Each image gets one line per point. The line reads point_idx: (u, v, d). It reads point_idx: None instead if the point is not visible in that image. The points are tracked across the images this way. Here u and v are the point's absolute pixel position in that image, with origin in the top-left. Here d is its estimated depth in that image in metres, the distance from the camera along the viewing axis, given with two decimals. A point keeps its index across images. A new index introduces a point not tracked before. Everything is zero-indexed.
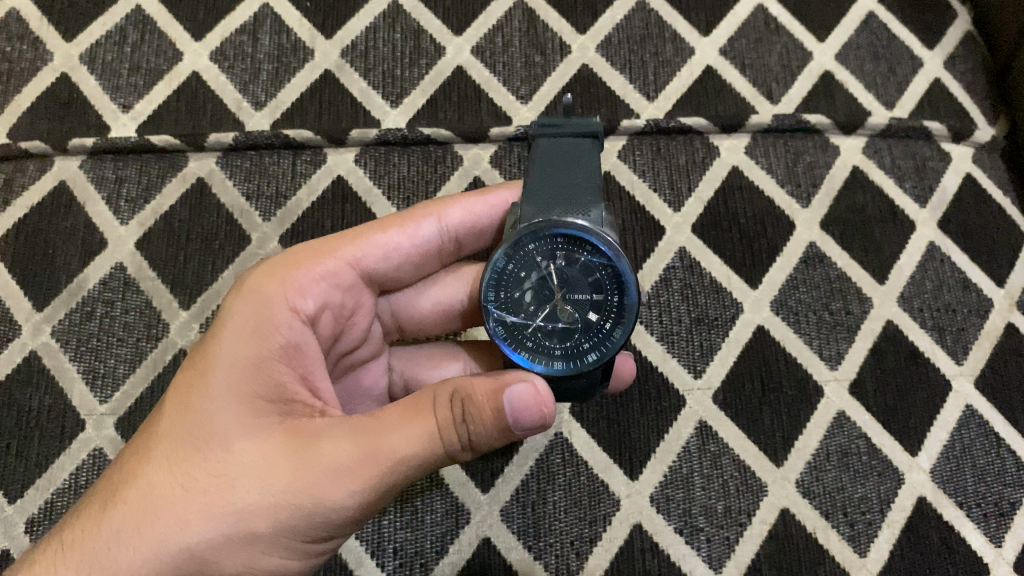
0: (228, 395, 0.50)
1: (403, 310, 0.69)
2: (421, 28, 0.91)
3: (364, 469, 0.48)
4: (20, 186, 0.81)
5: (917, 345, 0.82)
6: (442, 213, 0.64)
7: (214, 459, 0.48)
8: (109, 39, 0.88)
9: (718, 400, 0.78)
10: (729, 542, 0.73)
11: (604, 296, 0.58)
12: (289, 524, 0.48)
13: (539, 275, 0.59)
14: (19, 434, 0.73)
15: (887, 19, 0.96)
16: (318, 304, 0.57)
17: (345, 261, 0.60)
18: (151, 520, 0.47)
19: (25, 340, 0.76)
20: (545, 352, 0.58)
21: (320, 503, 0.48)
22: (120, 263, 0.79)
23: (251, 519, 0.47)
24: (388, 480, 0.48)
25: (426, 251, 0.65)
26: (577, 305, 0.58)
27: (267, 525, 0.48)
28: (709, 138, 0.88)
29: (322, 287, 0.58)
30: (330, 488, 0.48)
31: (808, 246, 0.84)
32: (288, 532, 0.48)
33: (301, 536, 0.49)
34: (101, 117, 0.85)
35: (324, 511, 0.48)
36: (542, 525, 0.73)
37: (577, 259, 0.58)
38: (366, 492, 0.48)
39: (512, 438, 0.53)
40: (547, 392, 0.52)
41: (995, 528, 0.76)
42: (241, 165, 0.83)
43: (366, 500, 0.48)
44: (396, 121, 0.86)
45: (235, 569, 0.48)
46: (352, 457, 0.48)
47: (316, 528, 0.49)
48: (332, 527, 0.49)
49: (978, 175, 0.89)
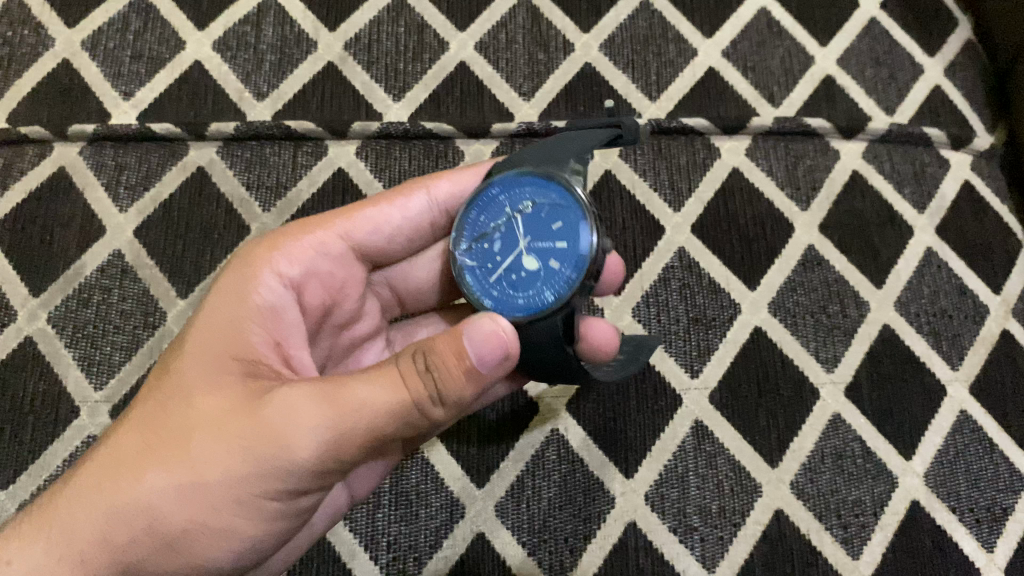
0: (201, 353, 0.51)
1: (399, 280, 0.69)
2: (425, 23, 0.91)
3: (324, 417, 0.46)
4: (19, 171, 0.81)
5: (913, 350, 0.82)
6: (431, 186, 0.63)
7: (177, 412, 0.49)
8: (111, 26, 0.88)
9: (715, 400, 0.78)
10: (723, 542, 0.73)
11: (567, 241, 0.55)
12: (239, 475, 0.46)
13: (506, 223, 0.58)
14: (13, 419, 0.73)
15: (889, 25, 0.97)
16: (301, 271, 0.58)
17: (334, 233, 0.60)
18: (112, 470, 0.48)
19: (21, 325, 0.76)
20: (507, 300, 0.56)
21: (278, 455, 0.46)
22: (118, 251, 0.79)
23: (206, 467, 0.47)
24: (342, 429, 0.46)
25: (417, 226, 0.64)
26: (540, 252, 0.56)
27: (220, 475, 0.46)
28: (710, 139, 0.89)
29: (310, 258, 0.59)
30: (282, 436, 0.46)
31: (807, 249, 0.85)
32: (243, 484, 0.47)
33: (252, 489, 0.47)
34: (102, 104, 0.85)
35: (276, 461, 0.46)
36: (536, 522, 0.73)
37: (544, 206, 0.57)
38: (319, 439, 0.46)
39: (481, 387, 0.48)
40: (511, 336, 0.49)
41: (986, 534, 0.76)
42: (241, 155, 0.83)
43: (326, 454, 0.46)
44: (398, 115, 0.86)
45: (186, 522, 0.47)
46: (312, 408, 0.46)
47: (274, 482, 0.47)
48: (286, 482, 0.47)
49: (977, 183, 0.90)
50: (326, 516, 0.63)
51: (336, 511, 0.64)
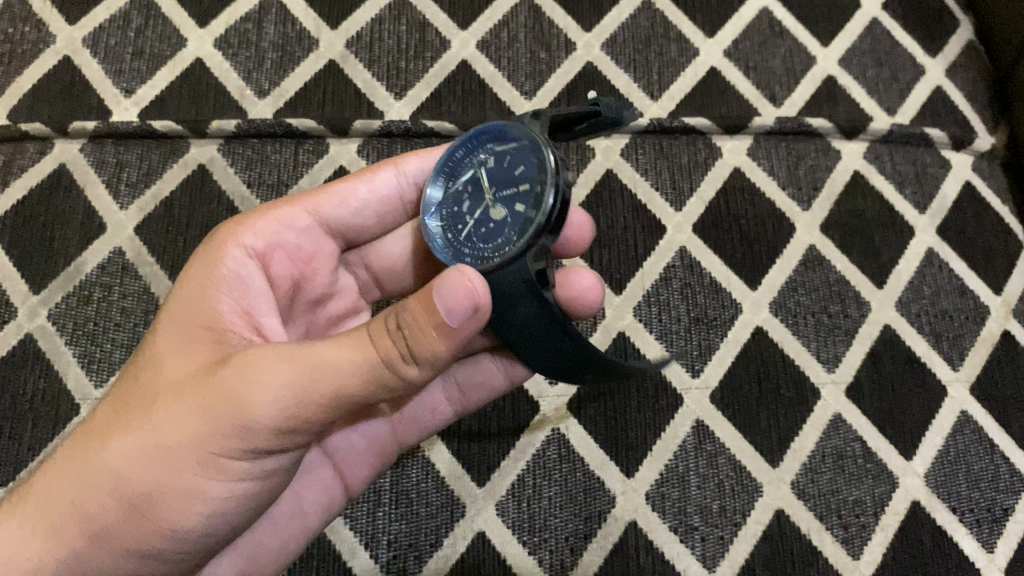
0: (172, 326, 0.52)
1: (373, 258, 0.68)
2: (427, 21, 0.91)
3: (285, 374, 0.45)
4: (19, 168, 0.81)
5: (914, 350, 0.82)
6: (400, 163, 0.63)
7: (147, 382, 0.50)
8: (112, 23, 0.88)
9: (716, 400, 0.78)
10: (723, 542, 0.73)
11: (527, 183, 0.54)
12: (201, 435, 0.46)
13: (473, 182, 0.57)
14: (13, 416, 0.73)
15: (890, 25, 0.97)
16: (270, 244, 0.58)
17: (302, 207, 0.60)
18: (85, 442, 0.49)
19: (22, 323, 0.75)
20: (480, 255, 0.55)
21: (238, 413, 0.45)
22: (119, 248, 0.79)
23: (168, 430, 0.46)
24: (305, 386, 0.45)
25: (387, 202, 0.64)
26: (505, 200, 0.55)
27: (182, 437, 0.46)
28: (711, 139, 0.88)
29: (280, 231, 0.59)
30: (242, 394, 0.45)
31: (808, 249, 0.85)
32: (206, 444, 0.46)
33: (215, 450, 0.46)
34: (103, 101, 0.84)
35: (236, 420, 0.46)
36: (537, 520, 0.73)
37: (505, 156, 0.56)
38: (281, 396, 0.45)
39: (456, 342, 0.46)
40: (483, 286, 0.46)
41: (986, 535, 0.76)
42: (242, 153, 0.83)
43: (288, 411, 0.45)
44: (399, 113, 0.86)
45: (151, 486, 0.46)
46: (273, 366, 0.46)
47: (237, 441, 0.46)
48: (250, 441, 0.46)
49: (978, 183, 0.90)
50: (314, 501, 0.62)
51: (330, 499, 0.63)
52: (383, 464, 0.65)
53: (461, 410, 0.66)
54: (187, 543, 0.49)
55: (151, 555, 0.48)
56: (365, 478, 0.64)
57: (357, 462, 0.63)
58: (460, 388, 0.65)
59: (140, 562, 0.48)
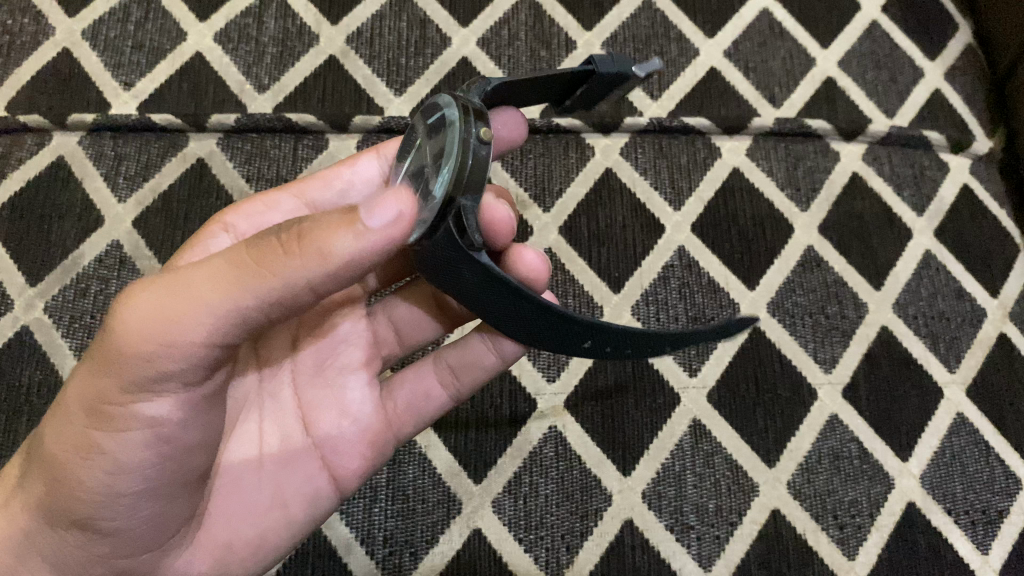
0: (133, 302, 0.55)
1: None
2: (427, 17, 0.91)
3: (160, 306, 0.42)
4: (17, 160, 0.80)
5: (911, 352, 0.82)
6: (379, 147, 0.64)
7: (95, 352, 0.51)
8: (112, 16, 0.88)
9: (713, 399, 0.78)
10: (719, 541, 0.73)
11: (444, 142, 0.46)
12: (99, 379, 0.44)
13: (414, 162, 0.50)
14: (9, 408, 0.72)
15: (890, 28, 0.97)
16: (249, 225, 0.59)
17: (288, 191, 0.61)
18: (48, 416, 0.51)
19: (18, 315, 0.75)
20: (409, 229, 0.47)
21: (122, 350, 0.43)
22: (117, 241, 0.78)
23: (78, 381, 0.46)
24: (190, 304, 0.42)
25: (372, 184, 0.64)
26: (429, 167, 0.46)
27: (86, 385, 0.45)
28: (711, 139, 0.88)
29: (264, 214, 0.60)
30: (126, 324, 0.43)
31: (806, 250, 0.85)
32: (103, 387, 0.44)
33: (114, 392, 0.44)
34: (102, 94, 0.84)
35: (126, 353, 0.43)
36: (533, 518, 0.72)
37: (433, 124, 0.48)
38: (168, 318, 0.42)
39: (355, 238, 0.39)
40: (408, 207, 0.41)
41: (981, 536, 0.76)
42: (241, 147, 0.82)
43: (167, 340, 0.42)
44: (399, 109, 0.86)
45: (65, 440, 0.46)
46: (144, 301, 0.43)
47: (124, 381, 0.43)
48: (146, 373, 0.43)
49: (975, 186, 0.90)
50: (297, 489, 0.57)
51: (315, 490, 0.58)
52: (375, 454, 0.60)
53: (458, 394, 0.63)
54: (113, 506, 0.46)
55: (85, 521, 0.47)
56: (355, 470, 0.59)
57: (344, 452, 0.59)
58: (450, 368, 0.62)
59: (79, 529, 0.47)
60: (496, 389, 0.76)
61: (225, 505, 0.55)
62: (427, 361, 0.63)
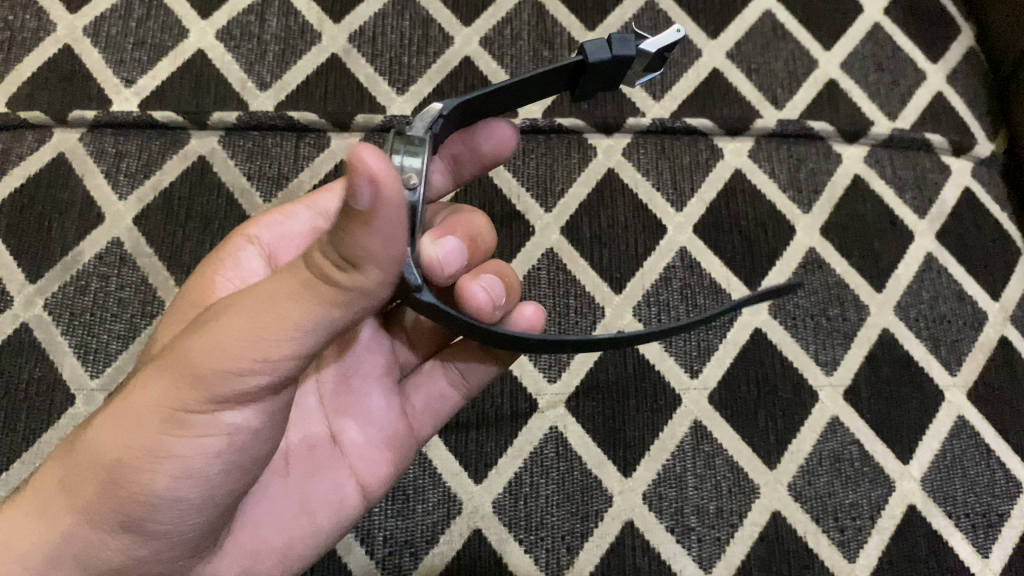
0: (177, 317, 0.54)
1: None
2: (429, 17, 0.91)
3: (239, 318, 0.41)
4: (17, 156, 0.80)
5: (912, 354, 0.82)
6: None
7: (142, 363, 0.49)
8: (114, 13, 0.88)
9: (714, 400, 0.78)
10: (719, 543, 0.73)
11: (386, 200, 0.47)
12: (166, 392, 0.43)
13: None
14: (8, 405, 0.72)
15: (893, 30, 0.97)
16: (273, 237, 0.59)
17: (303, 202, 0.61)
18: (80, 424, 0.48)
19: (18, 312, 0.75)
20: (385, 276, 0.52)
21: (192, 366, 0.42)
22: (117, 238, 0.78)
23: (136, 394, 0.44)
24: (258, 318, 0.40)
25: None
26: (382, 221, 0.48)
27: (148, 397, 0.43)
28: (713, 140, 0.88)
29: (284, 223, 0.59)
30: (197, 342, 0.42)
31: (808, 251, 0.85)
32: (168, 400, 0.43)
33: (180, 405, 0.43)
34: (104, 90, 0.84)
35: (195, 369, 0.42)
36: (534, 519, 0.72)
37: None
38: (234, 332, 0.41)
39: (385, 239, 0.35)
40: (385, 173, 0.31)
41: (982, 539, 0.76)
42: (242, 145, 0.82)
43: (243, 356, 0.41)
44: (401, 108, 0.86)
45: (124, 452, 0.44)
46: (223, 313, 0.42)
47: (198, 392, 0.42)
48: (217, 390, 0.42)
49: (977, 189, 0.90)
50: (325, 498, 0.57)
51: (342, 499, 0.58)
52: (399, 460, 0.61)
53: (468, 394, 0.64)
54: (174, 510, 0.46)
55: (139, 524, 0.46)
56: (382, 477, 0.59)
57: (370, 459, 0.59)
58: (464, 373, 0.62)
59: (130, 531, 0.46)
60: (497, 389, 0.76)
61: (255, 515, 0.55)
62: (437, 365, 0.63)
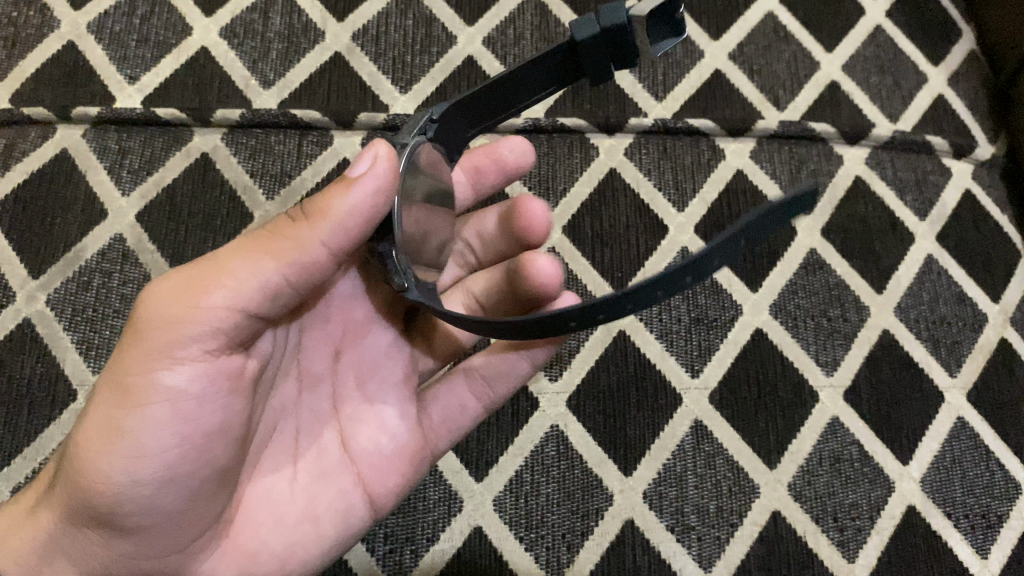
0: None
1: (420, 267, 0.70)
2: (433, 16, 0.91)
3: (198, 286, 0.46)
4: (20, 152, 0.80)
5: (912, 355, 0.82)
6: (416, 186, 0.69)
7: None
8: (118, 9, 0.88)
9: (715, 400, 0.78)
10: (719, 542, 0.73)
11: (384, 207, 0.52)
12: (123, 368, 0.46)
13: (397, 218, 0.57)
14: (9, 401, 0.72)
15: (895, 33, 0.97)
16: None
17: None
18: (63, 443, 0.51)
19: (20, 307, 0.75)
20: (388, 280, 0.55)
21: (150, 332, 0.45)
22: (120, 234, 0.78)
23: (100, 383, 0.47)
24: (221, 279, 0.46)
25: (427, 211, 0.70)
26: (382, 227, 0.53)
27: (110, 379, 0.46)
28: (715, 140, 0.89)
29: None
30: (156, 311, 0.46)
31: (808, 253, 0.85)
32: (126, 374, 0.45)
33: (137, 373, 0.45)
34: (107, 87, 0.84)
35: (155, 337, 0.45)
36: (534, 517, 0.72)
37: None
38: (196, 297, 0.46)
39: (351, 192, 0.45)
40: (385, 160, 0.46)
41: (981, 540, 0.76)
42: (246, 142, 0.82)
43: (203, 312, 0.45)
44: (404, 107, 0.86)
45: (86, 436, 0.46)
46: (166, 285, 0.46)
47: (156, 357, 0.45)
48: (174, 348, 0.45)
49: (977, 192, 0.90)
50: (330, 503, 0.56)
51: (350, 507, 0.56)
52: (412, 471, 0.60)
53: (488, 406, 0.65)
54: (134, 496, 0.46)
55: (107, 516, 0.46)
56: (391, 487, 0.58)
57: (380, 467, 0.58)
58: (486, 381, 0.64)
59: (102, 527, 0.47)
60: None
61: (255, 516, 0.53)
62: (460, 375, 0.64)
